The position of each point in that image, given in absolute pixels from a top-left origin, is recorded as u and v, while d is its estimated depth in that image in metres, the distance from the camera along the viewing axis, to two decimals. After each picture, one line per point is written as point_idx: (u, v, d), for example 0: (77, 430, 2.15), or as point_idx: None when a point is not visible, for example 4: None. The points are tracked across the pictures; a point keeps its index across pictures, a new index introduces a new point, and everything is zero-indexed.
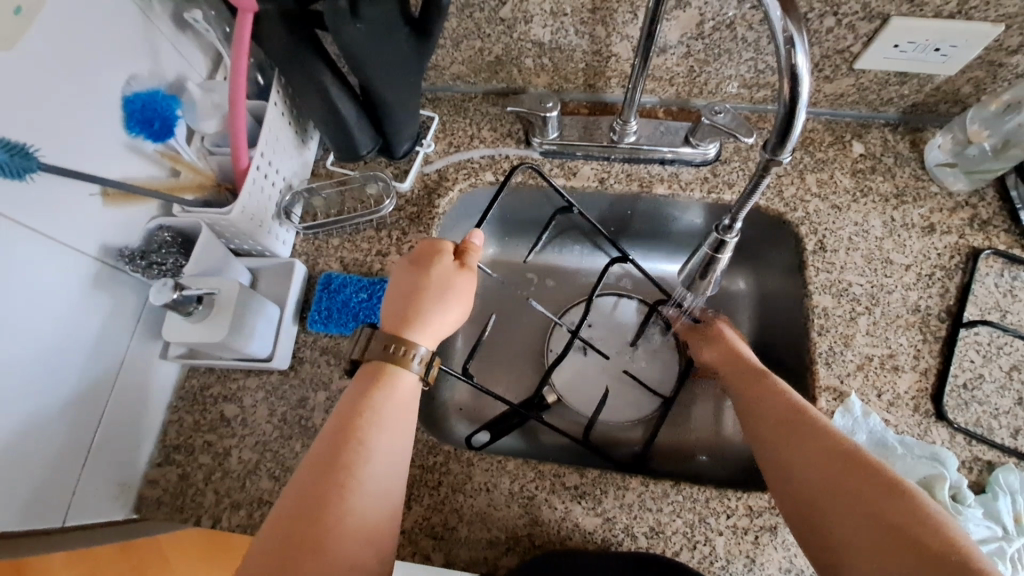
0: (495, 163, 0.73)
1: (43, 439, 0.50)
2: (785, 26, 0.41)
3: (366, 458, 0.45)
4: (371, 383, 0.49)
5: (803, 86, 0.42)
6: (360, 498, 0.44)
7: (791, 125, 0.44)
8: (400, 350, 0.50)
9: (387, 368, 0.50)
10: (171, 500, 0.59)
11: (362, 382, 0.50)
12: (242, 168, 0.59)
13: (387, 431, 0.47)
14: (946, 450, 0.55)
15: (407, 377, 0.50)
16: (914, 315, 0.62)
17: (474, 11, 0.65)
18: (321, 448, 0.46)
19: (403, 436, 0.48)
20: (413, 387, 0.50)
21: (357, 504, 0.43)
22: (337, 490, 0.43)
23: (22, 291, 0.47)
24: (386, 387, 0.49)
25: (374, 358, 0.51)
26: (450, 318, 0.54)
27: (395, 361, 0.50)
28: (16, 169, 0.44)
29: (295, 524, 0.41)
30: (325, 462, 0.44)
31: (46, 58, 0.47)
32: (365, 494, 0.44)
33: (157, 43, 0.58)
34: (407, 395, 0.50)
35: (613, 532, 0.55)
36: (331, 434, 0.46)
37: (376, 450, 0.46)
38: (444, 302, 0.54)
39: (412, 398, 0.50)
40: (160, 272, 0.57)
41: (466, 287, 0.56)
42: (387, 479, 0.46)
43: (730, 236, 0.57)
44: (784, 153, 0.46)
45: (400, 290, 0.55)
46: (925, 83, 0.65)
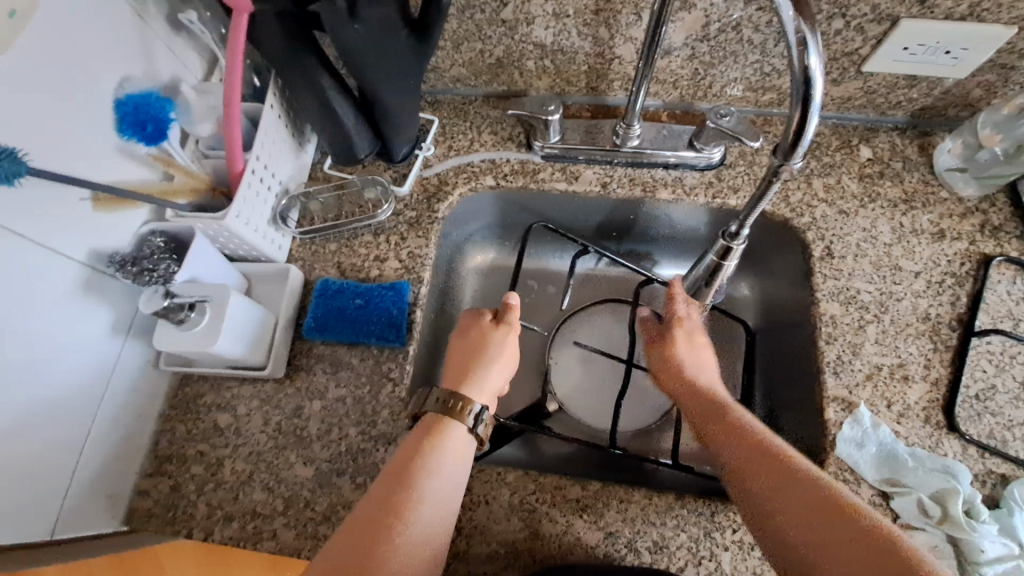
0: (496, 167, 0.72)
1: (30, 450, 0.49)
2: (798, 28, 0.40)
3: (418, 499, 0.45)
4: (427, 431, 0.51)
5: (816, 89, 0.41)
6: (413, 539, 0.43)
7: (804, 129, 0.42)
8: (459, 405, 0.52)
9: (444, 421, 0.51)
10: (162, 513, 0.58)
11: (420, 430, 0.51)
12: (237, 172, 0.58)
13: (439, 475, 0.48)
14: (959, 464, 0.53)
15: (465, 431, 0.51)
16: (925, 323, 0.60)
17: (474, 13, 0.63)
18: (378, 488, 0.46)
19: (456, 483, 0.49)
20: (468, 444, 0.52)
21: (409, 546, 0.43)
22: (390, 527, 0.43)
23: (8, 298, 0.46)
24: (442, 435, 0.50)
25: (432, 413, 0.52)
26: (498, 375, 0.57)
27: (456, 416, 0.51)
28: (7, 173, 0.43)
29: (349, 554, 0.41)
30: (381, 502, 0.45)
31: (36, 59, 0.46)
32: (416, 535, 0.44)
33: (150, 44, 0.57)
34: (462, 449, 0.51)
35: (616, 547, 0.54)
36: (388, 475, 0.47)
37: (428, 492, 0.46)
38: (494, 363, 0.57)
39: (464, 449, 0.51)
40: (152, 279, 0.54)
41: (512, 345, 0.60)
42: (436, 521, 0.46)
43: (738, 241, 0.55)
44: (795, 158, 0.45)
45: (452, 360, 0.58)
46: (935, 86, 0.64)
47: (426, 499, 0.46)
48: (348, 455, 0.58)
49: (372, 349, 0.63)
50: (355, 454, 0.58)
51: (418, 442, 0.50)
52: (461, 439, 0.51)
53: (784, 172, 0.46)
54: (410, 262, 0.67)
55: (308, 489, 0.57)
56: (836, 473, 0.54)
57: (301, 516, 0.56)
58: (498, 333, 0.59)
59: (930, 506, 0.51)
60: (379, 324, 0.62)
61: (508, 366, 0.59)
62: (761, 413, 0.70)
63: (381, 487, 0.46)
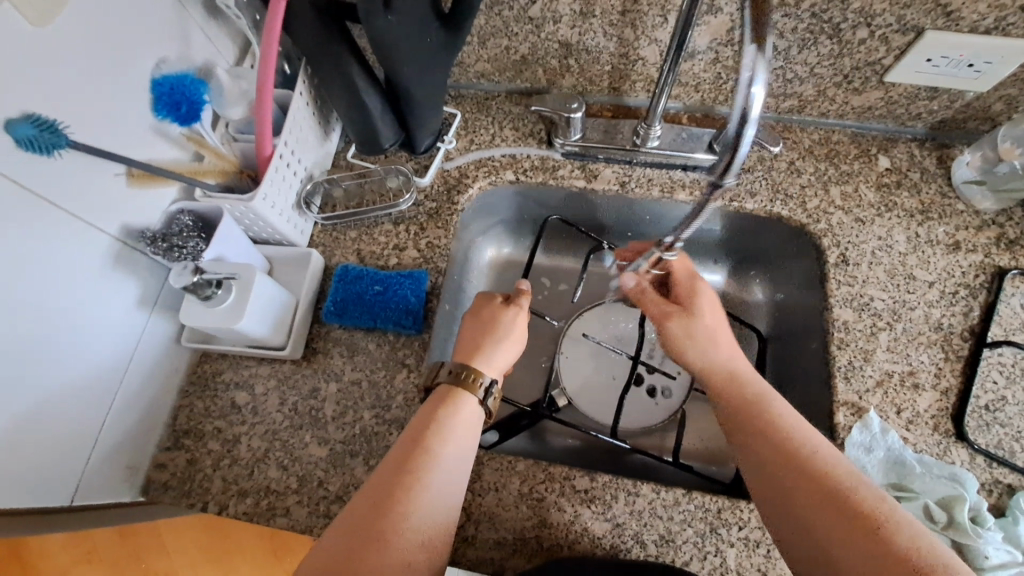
0: (516, 163, 0.73)
1: (55, 417, 0.50)
2: (755, 68, 0.39)
3: (432, 461, 0.46)
4: (439, 402, 0.51)
5: (751, 122, 0.40)
6: (426, 502, 0.44)
7: (735, 154, 0.42)
8: (471, 377, 0.53)
9: (456, 391, 0.52)
10: (178, 485, 0.59)
11: (432, 401, 0.52)
12: (265, 156, 0.59)
13: (452, 442, 0.48)
14: (966, 472, 0.54)
15: (476, 402, 0.53)
16: (937, 333, 0.61)
17: (503, 10, 0.65)
18: (396, 452, 0.47)
19: (467, 452, 0.49)
20: (477, 418, 0.52)
21: (424, 508, 0.44)
22: (406, 488, 0.44)
23: (45, 267, 0.48)
24: (455, 404, 0.51)
25: (444, 385, 0.53)
26: (508, 352, 0.58)
27: (467, 387, 0.53)
28: (46, 144, 0.44)
29: (367, 515, 0.43)
30: (397, 464, 0.46)
31: (81, 37, 0.47)
32: (431, 498, 0.45)
33: (187, 28, 0.58)
34: (473, 418, 0.52)
35: (622, 539, 0.54)
36: (405, 441, 0.48)
37: (441, 455, 0.47)
38: (504, 341, 0.58)
39: (474, 416, 0.52)
40: (181, 255, 0.56)
41: (521, 325, 0.61)
42: (450, 485, 0.47)
43: (668, 254, 0.62)
44: (728, 177, 0.45)
45: (466, 336, 0.59)
46: (956, 99, 0.64)
47: (442, 465, 0.47)
48: (362, 438, 0.59)
49: (388, 335, 0.64)
50: (368, 436, 0.59)
51: (432, 411, 0.51)
52: (472, 413, 0.52)
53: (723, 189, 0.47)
54: (429, 252, 0.68)
55: (322, 469, 0.58)
56: None
57: (314, 495, 0.57)
58: (508, 312, 0.60)
59: (936, 511, 0.51)
60: (396, 310, 0.62)
61: (519, 344, 0.60)
62: None
63: (396, 454, 0.47)
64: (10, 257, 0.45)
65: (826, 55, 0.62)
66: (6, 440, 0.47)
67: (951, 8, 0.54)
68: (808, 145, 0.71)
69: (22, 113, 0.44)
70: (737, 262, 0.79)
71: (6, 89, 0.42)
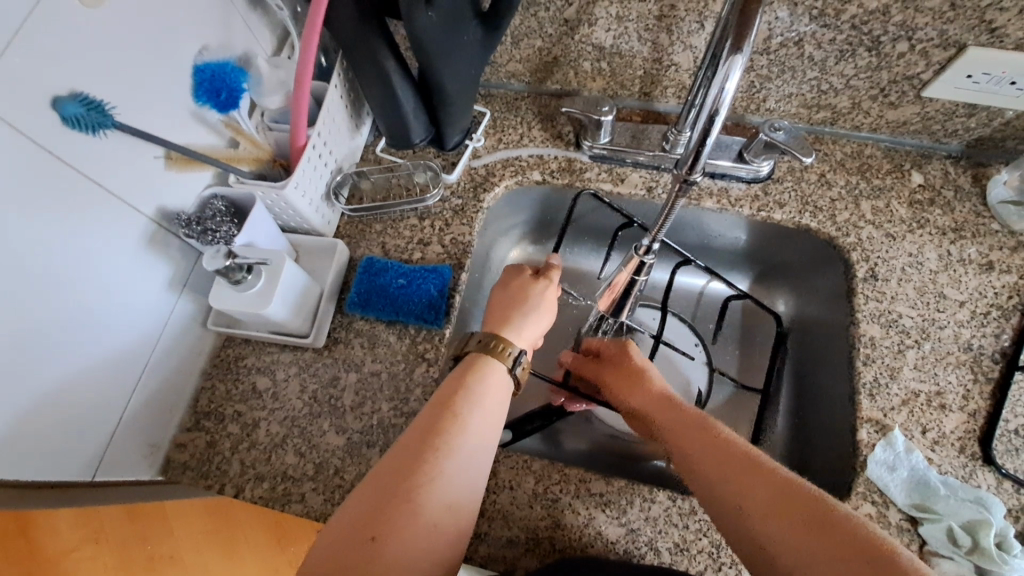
0: (543, 163, 0.73)
1: (83, 392, 0.51)
2: (728, 66, 0.42)
3: (460, 424, 0.46)
4: (466, 371, 0.51)
5: (714, 127, 0.46)
6: (455, 463, 0.44)
7: (698, 155, 0.48)
8: (499, 346, 0.53)
9: (485, 358, 0.52)
10: (197, 466, 0.60)
11: (460, 368, 0.52)
12: (299, 145, 0.60)
13: (480, 408, 0.48)
14: (993, 496, 0.53)
15: (504, 372, 0.52)
16: (966, 353, 0.60)
17: (538, 11, 0.65)
18: (426, 417, 0.47)
19: (496, 416, 0.49)
20: (506, 387, 0.52)
21: (454, 469, 0.44)
22: (435, 449, 0.44)
23: (83, 243, 0.49)
24: (482, 372, 0.51)
25: (473, 352, 0.53)
26: (537, 326, 0.58)
27: (495, 355, 0.53)
28: (91, 123, 0.46)
29: (395, 477, 0.42)
30: (427, 428, 0.46)
31: (131, 21, 0.48)
32: (459, 461, 0.44)
33: (230, 17, 0.60)
34: (500, 386, 0.51)
35: (635, 545, 0.54)
36: (434, 406, 0.48)
37: (468, 419, 0.47)
38: (532, 314, 0.58)
39: (503, 383, 0.52)
40: (214, 239, 0.56)
41: (551, 300, 0.60)
42: (477, 452, 0.46)
43: (648, 258, 0.61)
44: (694, 176, 0.50)
45: (494, 310, 0.59)
46: (995, 117, 0.63)
47: (469, 430, 0.46)
48: (379, 428, 0.60)
49: (409, 329, 0.64)
50: (386, 428, 0.60)
51: (460, 377, 0.51)
52: (501, 380, 0.52)
53: (689, 187, 0.52)
54: (453, 248, 0.68)
55: (338, 457, 0.59)
56: (864, 495, 0.54)
57: (330, 483, 0.58)
58: (537, 286, 0.60)
59: (960, 534, 0.50)
60: (419, 304, 0.63)
61: (546, 316, 0.60)
62: (789, 431, 0.71)
63: (424, 420, 0.46)
64: (48, 232, 0.46)
65: (863, 67, 0.61)
66: (38, 411, 0.48)
67: (996, 24, 0.53)
68: (840, 157, 0.70)
69: (71, 92, 0.45)
70: (760, 273, 0.78)
71: (56, 66, 0.43)
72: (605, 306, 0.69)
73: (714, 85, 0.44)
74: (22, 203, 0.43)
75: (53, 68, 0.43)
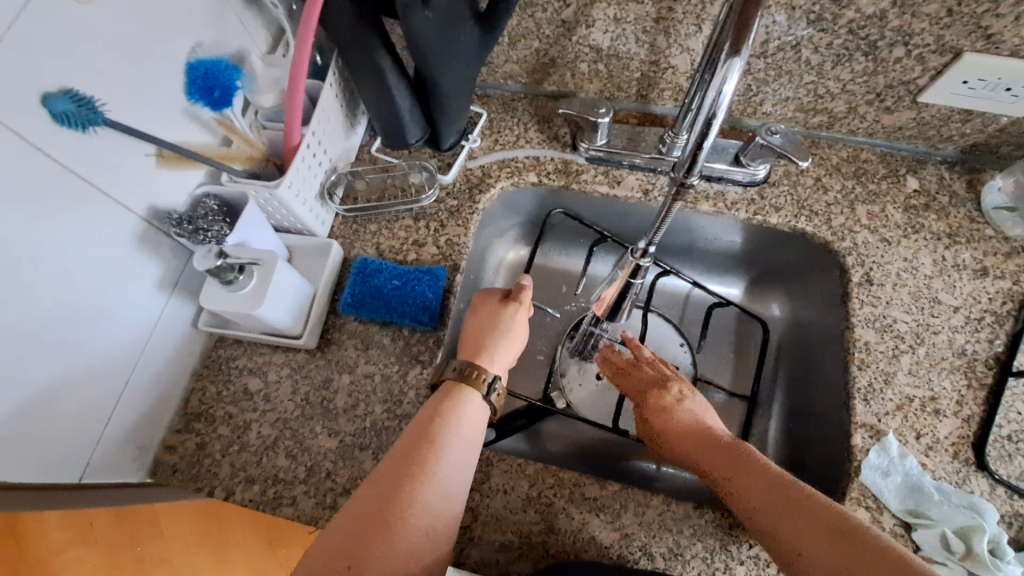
0: (540, 165, 0.73)
1: (71, 393, 0.50)
2: (725, 66, 0.42)
3: (437, 452, 0.46)
4: (444, 398, 0.51)
5: (711, 132, 0.46)
6: (433, 490, 0.44)
7: (696, 159, 0.48)
8: (475, 372, 0.52)
9: (461, 387, 0.51)
10: (186, 468, 0.59)
11: (439, 394, 0.51)
12: (293, 145, 0.59)
13: (457, 434, 0.48)
14: (986, 503, 0.53)
15: (479, 398, 0.52)
16: (960, 358, 0.60)
17: (536, 11, 0.64)
18: (405, 442, 0.47)
19: (474, 443, 0.49)
20: (482, 415, 0.51)
21: (430, 497, 0.44)
22: (412, 475, 0.44)
23: (74, 243, 0.48)
24: (460, 398, 0.50)
25: (449, 379, 0.52)
26: (507, 350, 0.57)
27: (471, 382, 0.52)
28: (81, 119, 0.45)
29: (372, 506, 0.42)
30: (406, 454, 0.45)
31: (122, 17, 0.48)
32: (435, 488, 0.44)
33: (224, 14, 0.59)
34: (478, 414, 0.51)
35: (630, 549, 0.54)
36: (414, 432, 0.47)
37: (446, 446, 0.46)
38: (504, 337, 0.57)
39: (481, 412, 0.51)
40: (205, 238, 0.56)
41: (521, 322, 0.59)
42: (455, 480, 0.46)
43: (644, 261, 0.60)
44: (691, 178, 0.50)
45: (469, 336, 0.58)
46: (989, 123, 0.63)
47: (446, 457, 0.46)
48: (372, 431, 0.59)
49: (403, 330, 0.64)
50: (378, 430, 0.59)
51: (437, 403, 0.50)
52: (477, 409, 0.51)
53: (686, 190, 0.52)
54: (448, 249, 0.68)
55: (330, 460, 0.58)
56: (858, 500, 0.54)
57: (322, 486, 0.57)
58: (507, 310, 0.59)
59: (953, 540, 0.50)
60: (413, 306, 0.62)
61: (516, 342, 0.59)
62: (784, 434, 0.71)
63: (403, 445, 0.46)
64: (37, 231, 0.45)
65: (860, 72, 0.61)
66: (25, 413, 0.47)
67: (992, 30, 0.53)
68: (835, 162, 0.70)
69: (61, 87, 0.44)
70: (755, 277, 0.78)
71: (46, 63, 0.43)
72: (601, 312, 0.68)
73: (711, 89, 0.43)
74: (9, 201, 0.42)
75: (43, 64, 0.42)
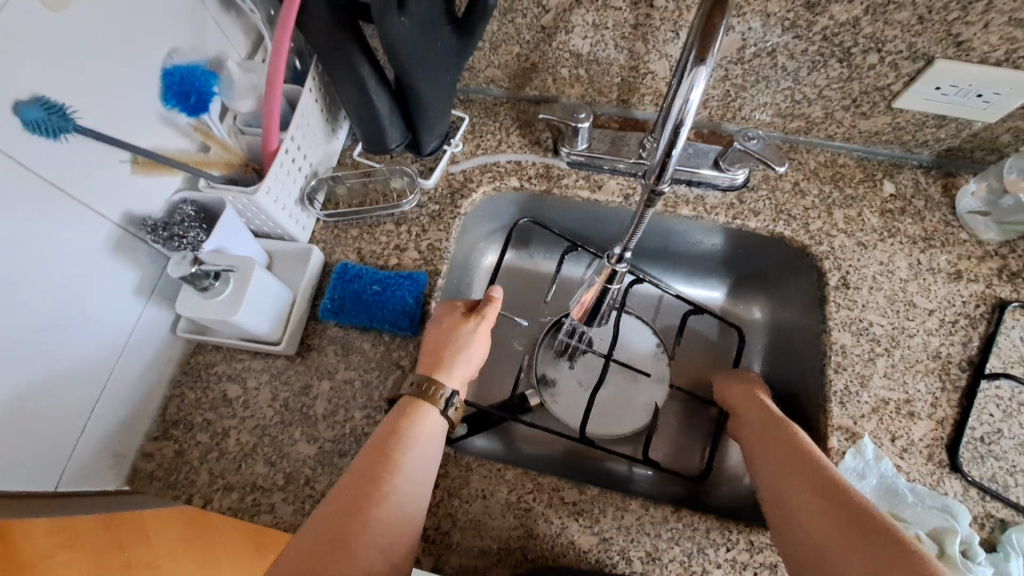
0: (521, 169, 0.73)
1: (44, 402, 0.50)
2: (692, 72, 0.42)
3: (396, 469, 0.46)
4: (402, 415, 0.51)
5: (681, 138, 0.46)
6: (392, 506, 0.45)
7: (666, 166, 0.48)
8: (433, 389, 0.52)
9: (420, 403, 0.52)
10: (164, 476, 0.59)
11: (397, 412, 0.51)
12: (272, 150, 0.59)
13: (416, 450, 0.48)
14: (959, 504, 0.53)
15: (437, 414, 0.52)
16: (935, 361, 0.60)
17: (516, 17, 0.65)
18: (363, 461, 0.47)
19: (432, 459, 0.50)
20: (440, 430, 0.52)
21: (389, 514, 0.44)
22: (372, 493, 0.44)
23: (47, 250, 0.48)
24: (418, 415, 0.51)
25: (408, 395, 0.53)
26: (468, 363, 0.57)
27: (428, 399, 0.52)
28: (53, 127, 0.45)
29: (333, 524, 0.42)
30: (365, 472, 0.46)
31: (96, 23, 0.47)
32: (394, 504, 0.45)
33: (201, 20, 0.59)
34: (436, 429, 0.51)
35: (608, 554, 0.54)
36: (372, 450, 0.48)
37: (404, 463, 0.47)
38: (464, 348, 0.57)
39: (440, 428, 0.52)
40: (180, 245, 0.55)
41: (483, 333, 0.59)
42: (413, 496, 0.47)
43: (620, 266, 0.60)
44: (662, 184, 0.49)
45: (427, 349, 0.57)
46: (963, 128, 0.64)
47: (405, 473, 0.47)
48: (351, 437, 0.59)
49: (383, 335, 0.64)
50: (358, 436, 0.59)
51: (396, 420, 0.50)
52: (436, 425, 0.51)
53: (658, 198, 0.51)
54: (429, 254, 0.68)
55: (310, 467, 0.58)
56: None
57: (300, 493, 0.57)
58: (468, 322, 0.58)
59: (927, 542, 0.51)
60: (393, 311, 0.62)
61: (478, 354, 0.58)
62: None
63: (362, 464, 0.47)
64: (9, 239, 0.45)
65: (835, 78, 0.62)
66: None
67: (962, 38, 0.54)
68: (813, 166, 0.71)
69: (33, 95, 0.44)
70: (736, 280, 0.79)
71: (17, 71, 0.42)
72: (580, 315, 0.68)
73: (679, 96, 0.43)
74: None
75: (14, 73, 0.42)
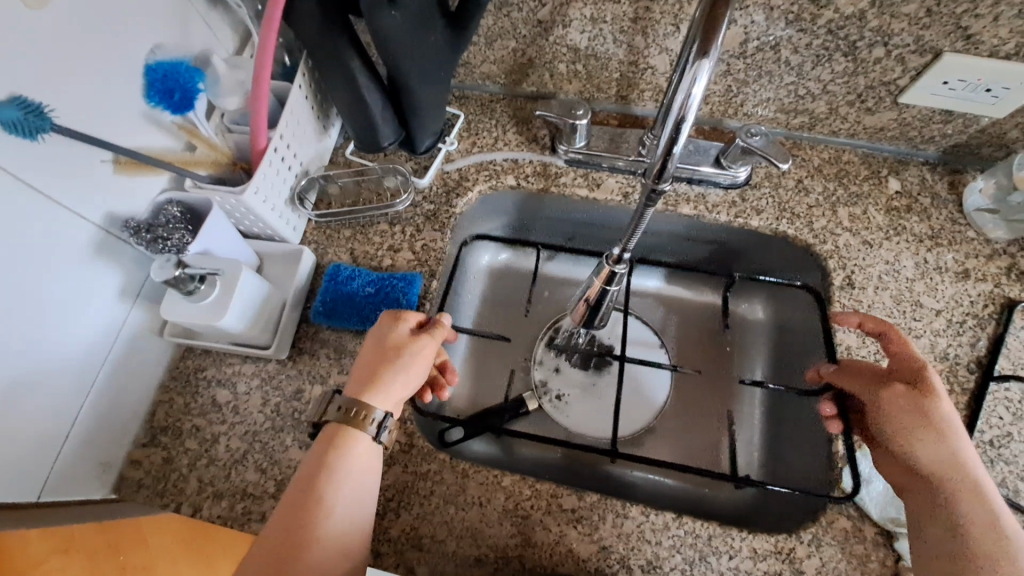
0: (518, 168, 0.71)
1: (26, 410, 0.48)
2: (694, 65, 0.40)
3: (322, 507, 0.45)
4: (327, 445, 0.48)
5: (682, 135, 0.43)
6: (321, 546, 0.43)
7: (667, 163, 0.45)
8: (360, 413, 0.48)
9: (343, 430, 0.48)
10: (153, 484, 0.57)
11: (322, 441, 0.48)
12: (260, 149, 0.57)
13: (342, 483, 0.46)
14: None
15: (367, 437, 0.48)
16: (942, 363, 0.59)
17: (511, 11, 0.63)
18: (287, 503, 0.45)
19: (366, 484, 0.48)
20: (373, 451, 0.49)
21: (318, 555, 0.43)
22: (296, 537, 0.43)
23: (25, 254, 0.46)
24: (343, 444, 0.48)
25: (332, 421, 0.49)
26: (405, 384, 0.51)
27: (354, 423, 0.48)
28: (31, 128, 0.42)
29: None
30: (289, 516, 0.44)
31: (75, 18, 0.46)
32: (322, 544, 0.43)
33: (187, 15, 0.57)
34: (369, 452, 0.49)
35: (607, 562, 0.53)
36: (297, 489, 0.46)
37: (330, 499, 0.45)
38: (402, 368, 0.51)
39: (372, 449, 0.49)
40: (165, 247, 0.54)
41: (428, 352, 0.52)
42: (346, 527, 0.45)
43: (619, 267, 0.58)
44: (663, 182, 0.47)
45: (360, 364, 0.52)
46: (971, 124, 0.63)
47: (332, 509, 0.45)
48: None
49: None
50: None
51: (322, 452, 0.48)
52: (364, 449, 0.48)
53: (659, 196, 0.48)
54: (424, 255, 0.66)
55: None
56: (840, 508, 0.54)
57: None
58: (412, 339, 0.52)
59: None
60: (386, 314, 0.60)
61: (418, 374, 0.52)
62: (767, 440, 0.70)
63: (286, 506, 0.45)
64: None
65: (840, 72, 0.60)
66: None
67: (972, 30, 0.53)
68: (817, 163, 0.69)
69: (9, 95, 0.42)
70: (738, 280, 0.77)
71: None
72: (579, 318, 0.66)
73: (680, 91, 0.41)
74: None
75: None
